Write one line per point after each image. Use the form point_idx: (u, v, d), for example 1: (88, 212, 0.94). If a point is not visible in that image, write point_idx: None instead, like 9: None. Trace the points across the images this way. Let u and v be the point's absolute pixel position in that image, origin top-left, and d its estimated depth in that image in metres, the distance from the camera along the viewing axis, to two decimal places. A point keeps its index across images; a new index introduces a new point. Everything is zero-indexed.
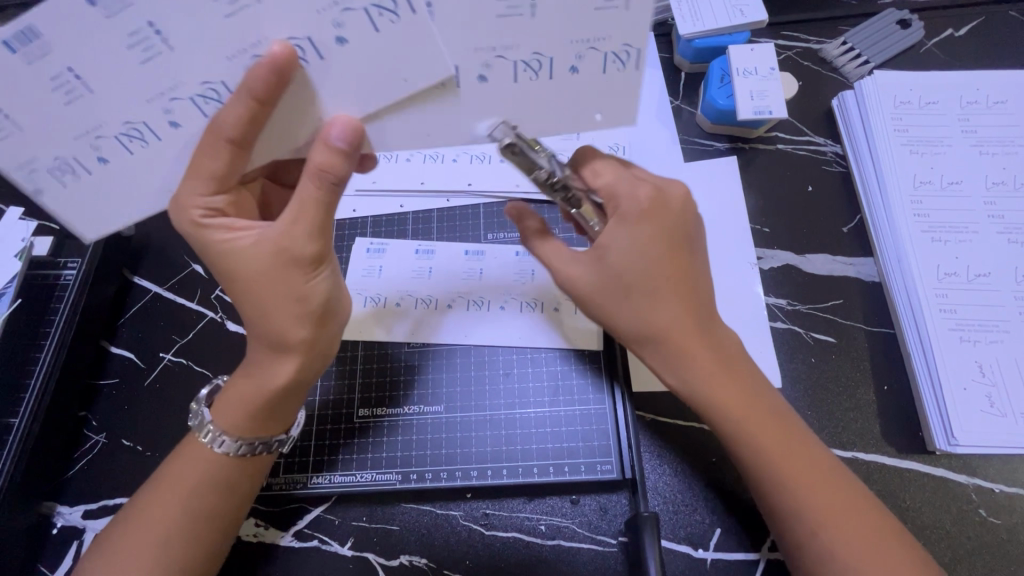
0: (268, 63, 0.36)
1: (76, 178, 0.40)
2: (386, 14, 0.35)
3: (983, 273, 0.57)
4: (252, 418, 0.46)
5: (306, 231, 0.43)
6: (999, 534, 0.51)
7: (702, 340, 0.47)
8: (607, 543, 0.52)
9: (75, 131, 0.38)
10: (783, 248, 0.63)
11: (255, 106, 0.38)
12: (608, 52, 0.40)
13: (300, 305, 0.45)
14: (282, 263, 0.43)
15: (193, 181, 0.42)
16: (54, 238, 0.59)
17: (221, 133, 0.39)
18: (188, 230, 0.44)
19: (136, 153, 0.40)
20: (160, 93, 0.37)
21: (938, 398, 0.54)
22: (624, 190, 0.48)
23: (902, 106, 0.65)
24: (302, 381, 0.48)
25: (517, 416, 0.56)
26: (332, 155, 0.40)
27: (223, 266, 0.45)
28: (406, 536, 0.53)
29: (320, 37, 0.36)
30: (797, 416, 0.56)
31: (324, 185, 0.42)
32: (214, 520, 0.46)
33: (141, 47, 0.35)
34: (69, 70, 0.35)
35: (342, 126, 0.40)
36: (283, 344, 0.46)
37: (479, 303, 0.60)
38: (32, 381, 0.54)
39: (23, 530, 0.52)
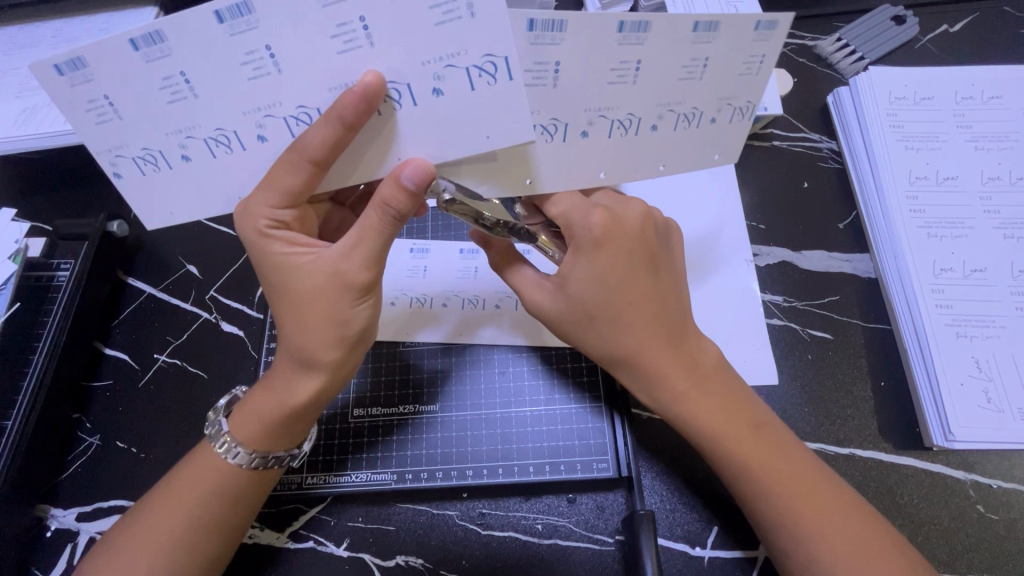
0: (360, 91, 0.36)
1: (154, 170, 0.41)
2: (484, 75, 0.36)
3: (979, 268, 0.57)
4: (267, 431, 0.46)
5: (362, 261, 0.43)
6: (996, 529, 0.51)
7: (670, 359, 0.47)
8: (604, 542, 0.52)
9: (171, 128, 0.39)
10: (779, 244, 0.62)
11: (342, 131, 0.37)
12: (736, 107, 0.42)
13: (339, 329, 0.44)
14: (331, 284, 0.43)
15: (266, 191, 0.41)
16: (47, 239, 0.58)
17: (305, 152, 0.39)
18: (250, 236, 0.43)
19: (218, 157, 0.40)
20: (258, 108, 0.38)
21: (935, 393, 0.53)
22: (577, 218, 0.46)
23: (897, 102, 0.64)
24: (320, 400, 0.47)
25: (513, 416, 0.55)
26: (400, 192, 0.40)
27: (276, 275, 0.44)
28: (402, 536, 0.53)
29: (418, 88, 0.37)
30: (794, 412, 0.56)
31: (385, 217, 0.41)
32: (220, 531, 0.46)
33: (253, 66, 0.36)
34: (180, 73, 0.36)
35: (416, 169, 0.39)
36: (311, 363, 0.45)
37: (474, 302, 0.60)
38: (25, 383, 0.54)
39: (16, 533, 0.52)
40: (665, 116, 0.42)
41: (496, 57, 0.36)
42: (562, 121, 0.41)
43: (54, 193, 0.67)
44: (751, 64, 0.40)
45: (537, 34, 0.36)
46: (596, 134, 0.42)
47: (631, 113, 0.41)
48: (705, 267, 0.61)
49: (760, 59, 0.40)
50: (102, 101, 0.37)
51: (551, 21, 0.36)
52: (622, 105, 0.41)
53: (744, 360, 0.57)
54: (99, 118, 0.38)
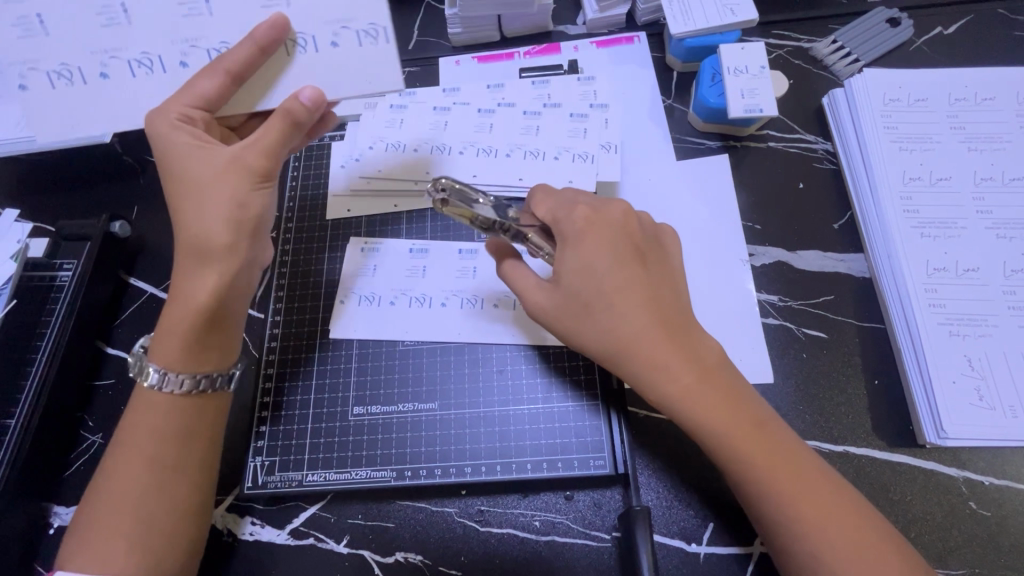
0: (268, 24, 0.46)
1: (66, 85, 0.48)
2: (368, 37, 0.48)
3: (972, 268, 0.58)
4: (180, 340, 0.47)
5: (262, 153, 0.47)
6: (988, 525, 0.52)
7: (672, 350, 0.48)
8: (601, 539, 0.52)
9: (97, 48, 0.47)
10: (774, 244, 0.63)
11: (254, 51, 0.46)
12: None
13: (238, 211, 0.47)
14: (232, 170, 0.47)
15: (180, 96, 0.46)
16: (50, 239, 0.59)
17: (227, 65, 0.46)
18: (160, 129, 0.47)
19: (138, 77, 0.48)
20: (186, 40, 0.47)
21: (928, 391, 0.54)
22: (562, 214, 0.51)
23: (891, 103, 0.65)
24: (223, 304, 0.48)
25: (511, 413, 0.56)
26: (294, 103, 0.46)
27: (177, 173, 0.47)
28: (402, 533, 0.53)
29: (319, 39, 0.47)
30: (788, 410, 0.56)
31: (285, 122, 0.46)
32: (182, 468, 0.46)
33: (189, 7, 0.47)
34: (119, 5, 0.47)
35: (309, 93, 0.47)
36: (204, 261, 0.46)
37: (472, 302, 0.60)
38: (28, 383, 0.54)
39: (20, 531, 0.52)
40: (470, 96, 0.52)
41: (377, 26, 0.47)
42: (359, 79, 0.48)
43: (57, 194, 0.67)
44: None
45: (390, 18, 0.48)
46: None
47: None
48: (702, 267, 0.62)
49: None
50: (34, 19, 0.46)
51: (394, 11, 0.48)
52: None
53: (739, 359, 0.58)
54: (26, 33, 0.47)
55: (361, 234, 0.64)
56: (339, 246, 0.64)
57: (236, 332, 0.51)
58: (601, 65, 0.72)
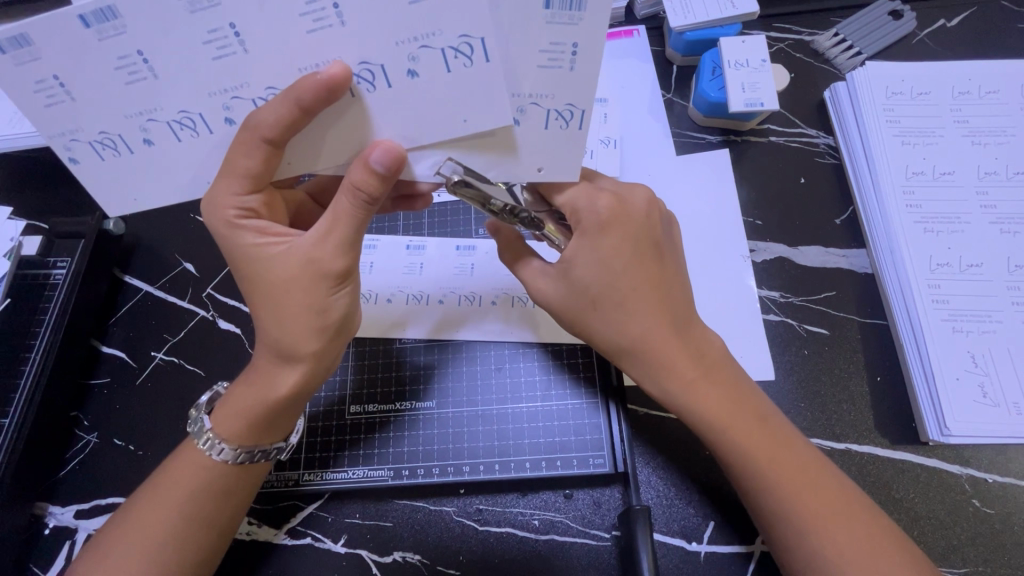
0: (323, 79, 0.36)
1: (114, 155, 0.40)
2: (460, 57, 0.36)
3: (976, 263, 0.57)
4: (254, 430, 0.45)
5: (339, 245, 0.43)
6: (992, 524, 0.51)
7: (677, 350, 0.48)
8: (601, 537, 0.52)
9: (130, 111, 0.38)
10: (776, 240, 0.62)
11: (300, 114, 0.37)
12: (550, 109, 0.40)
13: (320, 319, 0.44)
14: (309, 275, 0.43)
15: (227, 180, 0.41)
16: (43, 237, 0.58)
17: (259, 130, 0.38)
18: (220, 228, 0.43)
19: (183, 141, 0.40)
20: (224, 90, 0.38)
21: (931, 389, 0.53)
22: (583, 203, 0.48)
23: (895, 97, 0.64)
24: (303, 393, 0.47)
25: (510, 411, 0.56)
26: (370, 175, 0.39)
27: (253, 267, 0.44)
28: (399, 533, 0.53)
29: (393, 69, 0.37)
30: (791, 408, 0.56)
31: (358, 202, 0.41)
32: (213, 526, 0.46)
33: (217, 45, 0.36)
34: (138, 53, 0.36)
35: (385, 150, 0.39)
36: (289, 354, 0.44)
37: (471, 299, 0.60)
38: (23, 382, 0.54)
39: (15, 530, 0.52)
40: (530, 107, 0.40)
41: (472, 38, 0.36)
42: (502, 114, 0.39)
43: (50, 191, 0.67)
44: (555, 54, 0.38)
45: (557, 12, 0.36)
46: (529, 123, 0.41)
47: (571, 104, 0.40)
48: (703, 264, 0.61)
49: (571, 49, 0.38)
50: (52, 82, 0.36)
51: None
52: (560, 95, 0.39)
53: (741, 356, 0.57)
54: (50, 100, 0.37)
55: None
56: None
57: (300, 409, 0.49)
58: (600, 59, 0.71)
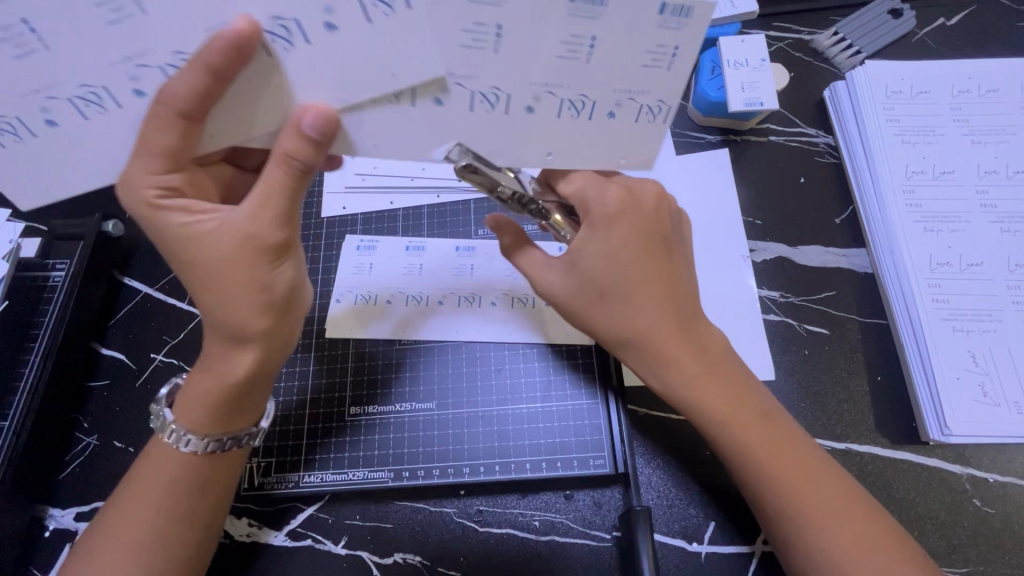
0: (231, 37, 0.35)
1: (16, 139, 0.38)
2: (380, 5, 0.35)
3: (976, 262, 0.57)
4: (213, 412, 0.45)
5: (273, 217, 0.42)
6: (993, 523, 0.51)
7: (683, 342, 0.47)
8: (602, 538, 0.52)
9: (26, 88, 0.36)
10: (776, 240, 0.62)
11: (213, 81, 0.36)
12: (642, 104, 0.41)
13: (263, 295, 0.43)
14: (243, 249, 0.42)
15: (144, 158, 0.40)
16: (42, 240, 0.59)
17: (173, 105, 0.37)
18: (141, 212, 0.42)
19: (90, 117, 0.38)
20: (127, 58, 0.36)
21: (931, 388, 0.53)
22: (592, 194, 0.47)
23: (894, 96, 0.64)
24: (261, 374, 0.46)
25: (509, 412, 0.56)
26: (302, 140, 0.39)
27: (183, 246, 0.42)
28: (400, 534, 0.53)
29: (311, 25, 0.35)
30: (791, 408, 0.56)
31: (288, 168, 0.40)
32: (192, 518, 0.46)
33: (210, 38, 0.36)
34: (23, 22, 0.33)
35: (317, 115, 0.38)
36: (242, 335, 0.44)
37: (470, 300, 0.60)
38: (21, 385, 0.54)
39: (15, 534, 0.52)
40: (624, 103, 0.40)
41: (497, 24, 0.36)
42: (589, 97, 0.40)
43: None
44: (655, 54, 0.38)
45: (668, 18, 0.36)
46: (620, 117, 0.41)
47: (661, 101, 0.40)
48: (703, 264, 0.61)
49: (672, 51, 0.38)
50: None
51: (683, 5, 0.36)
52: (653, 91, 0.40)
53: (741, 356, 0.57)
54: None
55: (358, 232, 0.63)
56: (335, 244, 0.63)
57: (263, 395, 0.48)
58: None
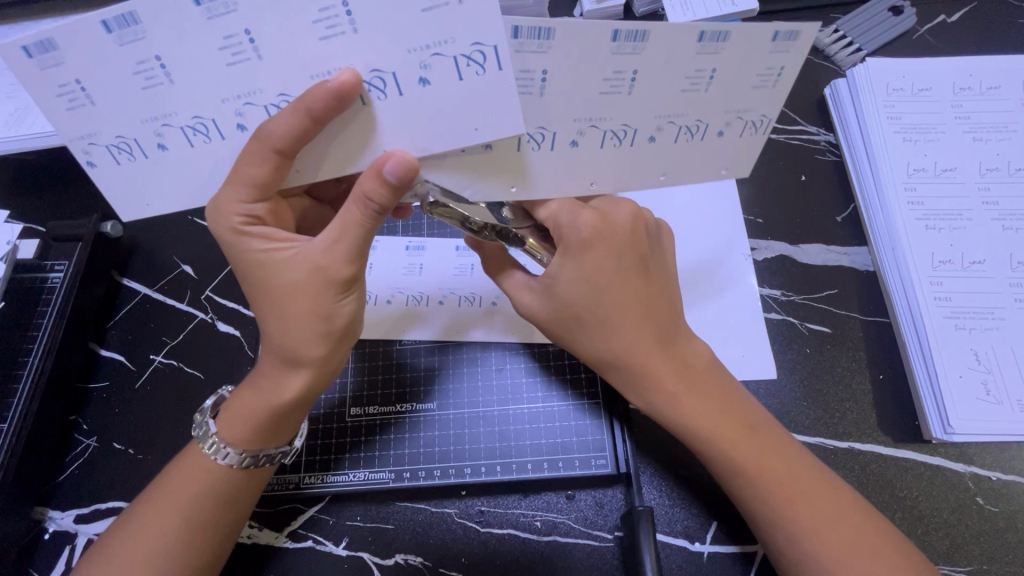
0: (333, 87, 0.35)
1: (129, 160, 0.40)
2: (473, 64, 0.36)
3: (978, 260, 0.57)
4: (257, 433, 0.45)
5: (345, 253, 0.43)
6: (996, 522, 0.51)
7: (662, 364, 0.48)
8: (603, 538, 0.52)
9: (146, 115, 0.37)
10: (777, 238, 0.62)
11: (310, 124, 0.37)
12: (749, 121, 0.42)
13: (325, 325, 0.44)
14: (313, 282, 0.43)
15: (234, 188, 0.41)
16: (40, 241, 0.58)
17: (269, 141, 0.38)
18: (226, 234, 0.43)
19: (196, 146, 0.39)
20: (237, 95, 0.37)
21: (934, 387, 0.53)
22: (566, 220, 0.47)
23: (895, 93, 0.64)
24: (308, 397, 0.47)
25: (510, 413, 0.55)
26: (380, 185, 0.39)
27: (258, 272, 0.44)
28: (401, 535, 0.52)
29: (405, 77, 0.36)
30: (793, 407, 0.56)
31: (367, 211, 0.41)
32: (216, 531, 0.46)
33: (232, 51, 0.35)
34: (156, 58, 0.35)
35: (398, 162, 0.39)
36: (296, 359, 0.45)
37: (471, 300, 0.60)
38: (20, 387, 0.53)
39: (14, 537, 0.52)
40: (734, 123, 0.42)
41: (484, 45, 0.35)
42: (702, 121, 0.42)
43: (47, 195, 0.66)
44: (763, 76, 0.40)
45: (779, 44, 0.38)
46: (729, 135, 0.43)
47: (765, 116, 0.42)
48: (704, 263, 0.61)
49: (777, 72, 0.40)
50: (72, 85, 0.36)
51: (792, 31, 0.38)
52: (759, 107, 0.42)
53: (743, 355, 0.57)
54: (71, 104, 0.37)
55: None
56: None
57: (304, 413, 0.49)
58: None
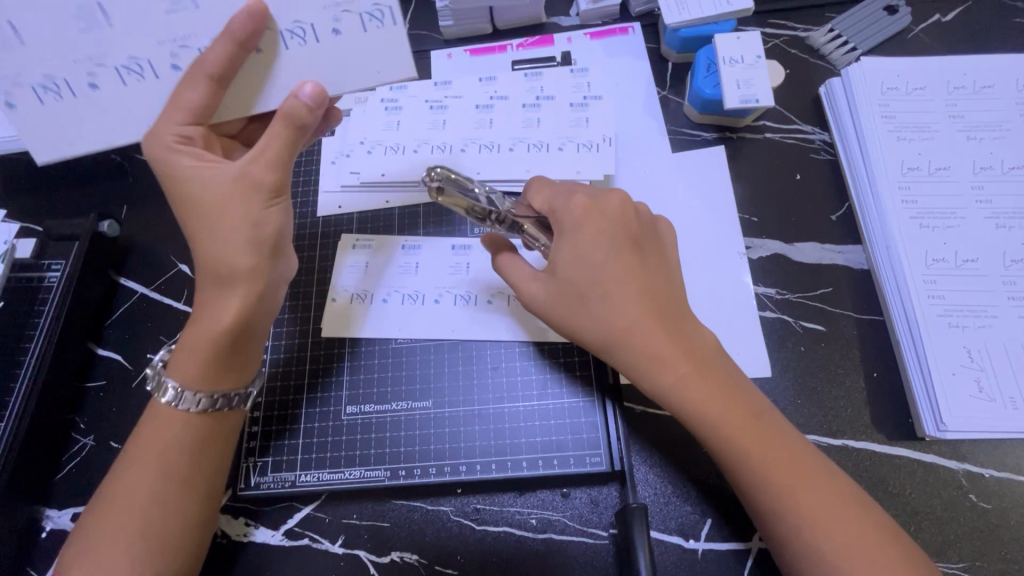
0: (246, 9, 0.41)
1: (57, 99, 0.43)
2: (373, 20, 0.43)
3: (972, 258, 0.57)
4: (205, 364, 0.46)
5: (268, 162, 0.45)
6: (989, 518, 0.51)
7: (668, 344, 0.48)
8: (599, 536, 0.52)
9: (79, 56, 0.42)
10: (772, 236, 0.62)
11: (237, 51, 0.42)
12: None
13: (254, 232, 0.46)
14: (239, 189, 0.45)
15: (172, 110, 0.43)
16: (37, 240, 0.58)
17: (203, 68, 0.42)
18: (158, 154, 0.44)
19: (129, 85, 0.44)
20: (173, 40, 0.42)
21: (928, 385, 0.53)
22: (560, 203, 0.51)
23: (889, 93, 0.64)
24: (249, 324, 0.47)
25: (505, 410, 0.56)
26: (300, 105, 0.43)
27: (191, 193, 0.45)
28: (397, 533, 0.53)
29: (319, 27, 0.43)
30: (788, 405, 0.56)
31: (287, 125, 0.44)
32: (193, 483, 0.45)
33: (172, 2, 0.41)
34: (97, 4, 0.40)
35: (311, 89, 0.44)
36: (232, 277, 0.46)
37: (466, 298, 0.60)
38: (18, 385, 0.54)
39: (10, 535, 0.52)
40: None
41: (383, 5, 0.43)
42: None
43: (44, 194, 0.66)
44: None
45: None
46: None
47: None
48: (699, 261, 0.61)
49: None
50: (5, 27, 0.40)
51: None
52: None
53: (737, 354, 0.57)
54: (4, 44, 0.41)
55: (354, 232, 0.63)
56: (331, 244, 0.63)
57: (252, 350, 0.49)
58: (596, 57, 0.71)
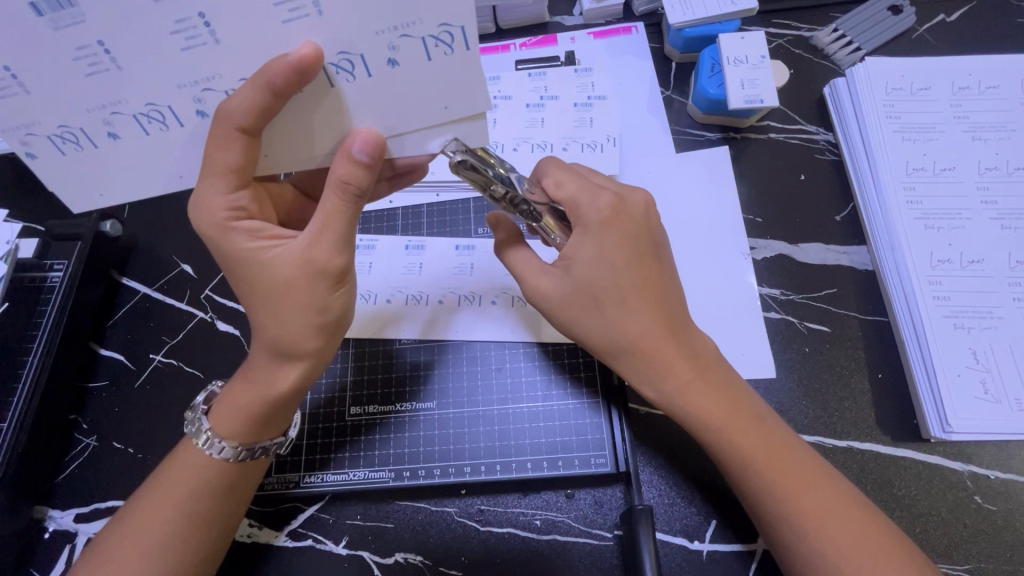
0: (294, 60, 0.35)
1: (76, 149, 0.40)
2: (441, 45, 0.37)
3: (976, 259, 0.57)
4: (252, 424, 0.46)
5: (332, 245, 0.43)
6: (995, 520, 0.51)
7: (676, 353, 0.48)
8: (603, 537, 0.52)
9: (93, 104, 0.37)
10: (776, 237, 0.62)
11: (271, 97, 0.36)
12: None
13: (319, 317, 0.45)
14: (304, 275, 0.43)
15: (214, 181, 0.41)
16: (40, 240, 0.58)
17: (232, 119, 0.37)
18: (212, 230, 0.44)
19: (152, 134, 0.40)
20: (195, 81, 0.37)
21: (933, 387, 0.53)
22: (585, 200, 0.49)
23: (893, 93, 0.64)
24: (301, 391, 0.47)
25: (510, 411, 0.55)
26: (354, 167, 0.40)
27: (247, 269, 0.44)
28: (400, 534, 0.53)
29: (373, 58, 0.37)
30: (793, 406, 0.56)
31: (345, 197, 0.42)
32: (211, 525, 0.46)
33: (185, 35, 0.35)
34: (98, 43, 0.35)
35: (365, 140, 0.40)
36: (292, 353, 0.45)
37: (469, 298, 0.60)
38: (20, 386, 0.53)
39: (13, 536, 0.52)
40: None
41: (453, 26, 0.36)
42: None
43: (45, 194, 0.66)
44: None
45: None
46: None
47: None
48: (704, 263, 0.61)
49: None
50: (4, 74, 0.35)
51: None
52: None
53: (742, 355, 0.57)
54: (3, 93, 0.36)
55: (357, 232, 0.63)
56: None
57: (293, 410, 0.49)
58: (599, 56, 0.70)
